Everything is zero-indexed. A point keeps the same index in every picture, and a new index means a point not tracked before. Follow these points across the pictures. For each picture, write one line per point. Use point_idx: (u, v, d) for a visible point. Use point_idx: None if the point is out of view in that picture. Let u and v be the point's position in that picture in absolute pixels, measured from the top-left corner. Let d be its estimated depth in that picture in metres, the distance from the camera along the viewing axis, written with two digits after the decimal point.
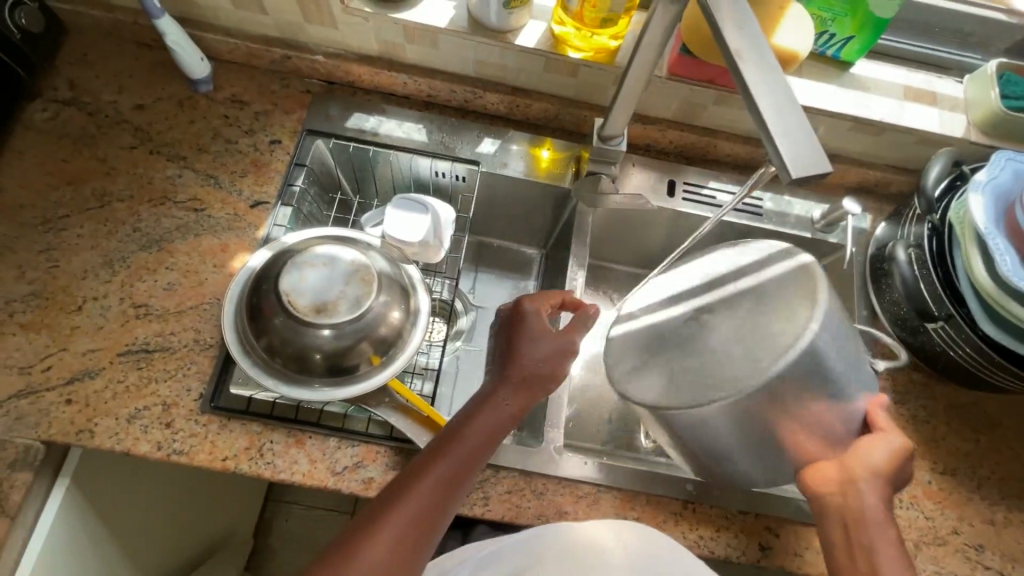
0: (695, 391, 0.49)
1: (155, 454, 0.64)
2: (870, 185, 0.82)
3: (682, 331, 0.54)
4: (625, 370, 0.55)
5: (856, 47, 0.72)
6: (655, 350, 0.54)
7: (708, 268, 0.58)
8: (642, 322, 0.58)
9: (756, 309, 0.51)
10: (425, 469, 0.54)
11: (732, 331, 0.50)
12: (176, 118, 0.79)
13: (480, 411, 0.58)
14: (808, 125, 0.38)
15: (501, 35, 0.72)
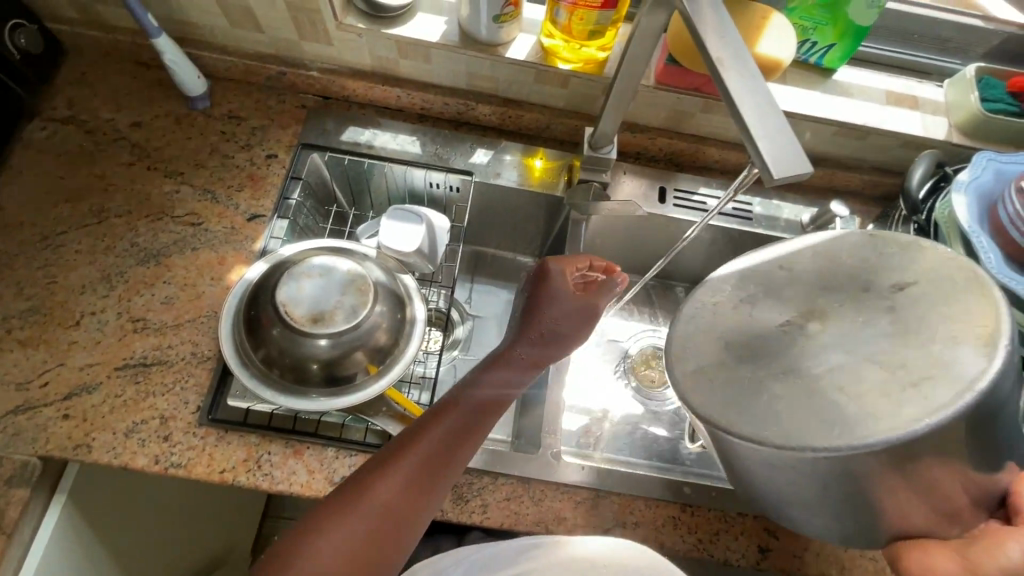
0: (792, 423, 0.42)
1: (153, 468, 0.64)
2: (857, 189, 0.83)
3: (784, 343, 0.47)
4: (703, 374, 0.48)
5: (838, 54, 0.74)
6: (744, 362, 0.47)
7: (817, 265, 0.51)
8: (732, 314, 0.51)
9: (895, 332, 0.43)
10: (425, 430, 0.56)
11: (851, 357, 0.44)
12: (174, 134, 0.80)
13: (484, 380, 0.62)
14: (790, 128, 0.39)
15: (492, 48, 0.73)
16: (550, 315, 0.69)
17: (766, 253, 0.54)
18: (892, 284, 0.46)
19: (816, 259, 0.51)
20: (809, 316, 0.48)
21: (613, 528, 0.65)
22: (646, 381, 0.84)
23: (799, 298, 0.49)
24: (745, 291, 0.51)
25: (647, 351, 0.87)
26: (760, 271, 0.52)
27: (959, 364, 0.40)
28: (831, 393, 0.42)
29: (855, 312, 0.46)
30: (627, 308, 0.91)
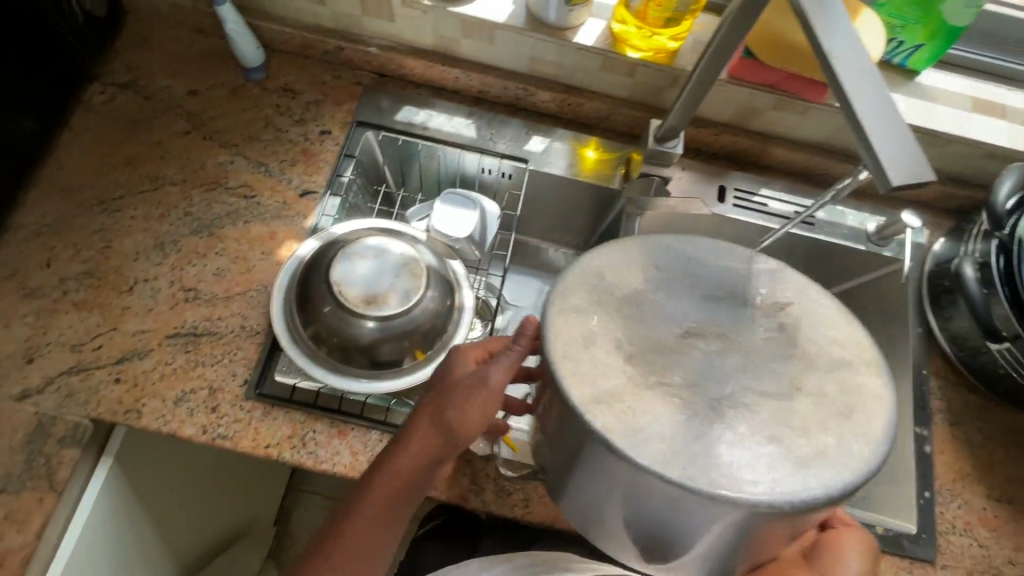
0: (727, 467, 0.35)
1: (200, 438, 0.64)
2: (928, 199, 0.80)
3: (678, 354, 0.39)
4: (608, 399, 0.36)
5: (925, 55, 0.70)
6: (652, 394, 0.37)
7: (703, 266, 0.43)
8: (614, 315, 0.40)
9: (793, 364, 0.39)
10: (354, 512, 0.54)
11: (777, 392, 0.38)
12: (229, 105, 0.79)
13: (402, 451, 0.54)
14: (908, 130, 0.36)
15: (559, 32, 0.71)
16: (459, 398, 0.52)
17: (625, 246, 0.43)
18: (774, 305, 0.42)
19: (681, 262, 0.43)
20: (710, 330, 0.40)
21: None
22: None
23: (680, 304, 0.41)
24: (610, 285, 0.41)
25: None
26: (626, 266, 0.42)
27: (865, 414, 0.38)
28: (767, 438, 0.36)
29: (747, 332, 0.40)
30: None
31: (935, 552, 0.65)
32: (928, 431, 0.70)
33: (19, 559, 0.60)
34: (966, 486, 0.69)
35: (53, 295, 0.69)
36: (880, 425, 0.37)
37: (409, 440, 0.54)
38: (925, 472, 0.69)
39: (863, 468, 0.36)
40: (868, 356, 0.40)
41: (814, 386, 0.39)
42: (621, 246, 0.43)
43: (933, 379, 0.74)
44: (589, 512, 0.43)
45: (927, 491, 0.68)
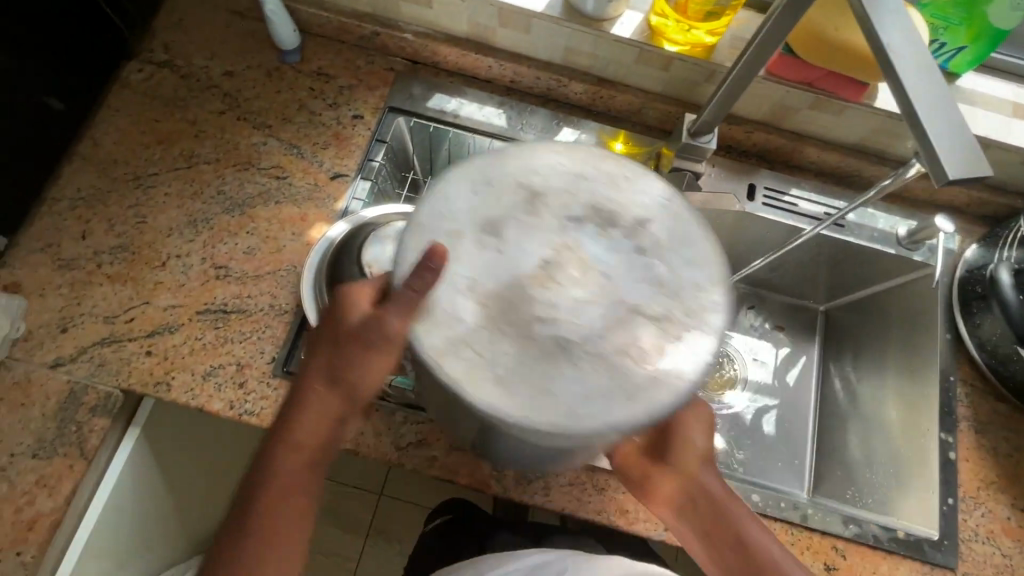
0: (567, 394, 0.37)
1: (227, 413, 0.65)
2: (961, 204, 0.79)
3: (532, 287, 0.40)
4: (463, 345, 0.38)
5: (968, 58, 0.69)
6: (502, 311, 0.39)
7: (565, 182, 0.44)
8: (469, 252, 0.41)
9: (642, 286, 0.41)
10: (267, 490, 0.51)
11: (623, 314, 0.40)
12: (264, 87, 0.80)
13: (303, 411, 0.51)
14: (964, 126, 0.38)
15: (597, 23, 0.71)
16: (354, 348, 0.48)
17: (500, 159, 0.45)
18: (637, 220, 0.43)
19: (553, 172, 0.45)
20: (567, 257, 0.41)
21: None
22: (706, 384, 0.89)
23: (548, 223, 0.42)
24: (484, 190, 0.43)
25: None
26: (501, 169, 0.44)
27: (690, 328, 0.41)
28: (612, 363, 0.39)
29: (605, 255, 0.42)
30: None
31: (956, 559, 0.65)
32: (953, 438, 0.70)
33: (49, 523, 0.61)
34: (990, 494, 0.68)
35: (87, 267, 0.70)
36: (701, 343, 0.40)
37: (310, 398, 0.51)
38: (949, 478, 0.68)
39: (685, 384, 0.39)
40: (711, 280, 0.43)
41: (661, 306, 0.41)
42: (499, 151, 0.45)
43: (961, 386, 0.73)
44: (457, 423, 0.48)
45: (951, 499, 0.67)
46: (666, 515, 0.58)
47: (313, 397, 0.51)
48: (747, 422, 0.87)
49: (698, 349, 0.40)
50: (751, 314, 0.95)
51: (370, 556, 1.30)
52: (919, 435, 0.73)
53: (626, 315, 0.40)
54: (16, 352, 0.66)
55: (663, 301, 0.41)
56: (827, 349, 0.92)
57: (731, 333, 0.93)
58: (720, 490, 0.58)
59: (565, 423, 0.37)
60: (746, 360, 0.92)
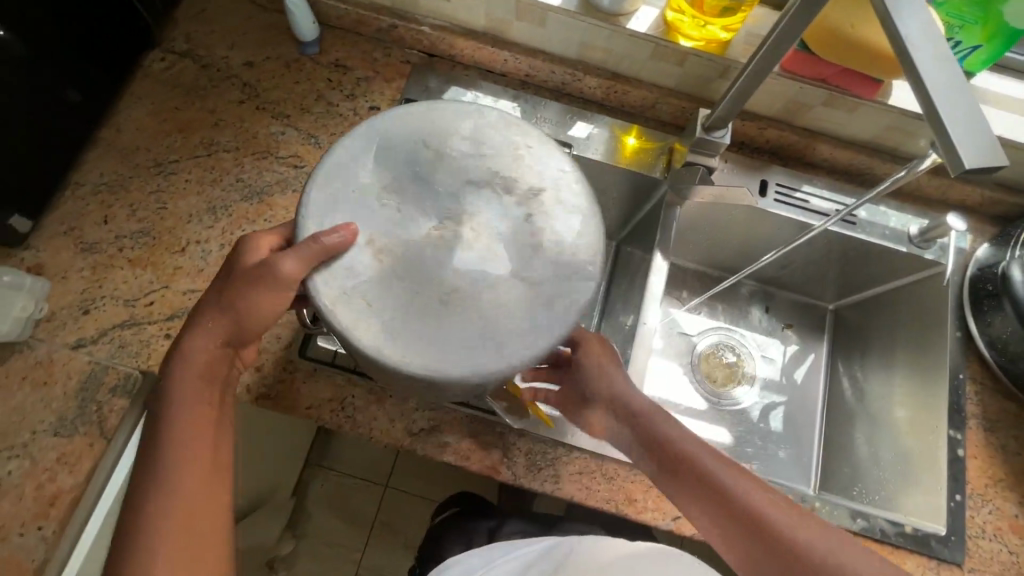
0: (439, 340, 0.47)
1: (243, 396, 0.66)
2: (974, 203, 0.79)
3: (426, 248, 0.49)
4: (354, 295, 0.48)
5: (983, 56, 0.69)
6: (404, 257, 0.49)
7: (464, 151, 0.53)
8: (370, 213, 0.50)
9: (518, 250, 0.50)
10: (162, 417, 0.52)
11: (502, 266, 0.50)
12: (283, 78, 0.81)
13: (195, 344, 0.54)
14: (984, 119, 0.38)
15: (613, 18, 0.72)
16: (243, 285, 0.53)
17: (407, 121, 0.54)
18: (528, 188, 0.52)
19: (456, 136, 0.54)
20: (455, 220, 0.50)
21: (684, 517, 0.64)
22: (714, 379, 0.90)
23: (447, 184, 0.52)
24: (394, 148, 0.52)
25: (715, 348, 0.92)
26: (410, 130, 0.53)
27: (558, 283, 0.50)
28: (482, 315, 0.48)
29: (493, 216, 0.51)
30: (705, 304, 0.95)
31: (963, 554, 0.65)
32: (961, 435, 0.70)
33: (69, 499, 0.62)
34: (998, 492, 0.68)
35: (109, 251, 0.71)
36: (564, 306, 0.50)
37: (201, 331, 0.54)
38: (957, 475, 0.68)
39: (544, 337, 0.48)
40: (588, 250, 0.52)
41: (539, 267, 0.50)
42: (411, 112, 0.54)
43: (970, 384, 0.73)
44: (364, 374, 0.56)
45: (959, 495, 0.67)
46: (626, 450, 0.62)
47: (206, 331, 0.54)
48: (755, 418, 0.88)
49: (563, 304, 0.50)
50: (767, 315, 0.96)
51: (375, 547, 1.31)
52: (928, 431, 0.73)
53: (500, 279, 0.49)
54: (39, 333, 0.67)
55: (539, 259, 0.50)
56: (836, 347, 0.93)
57: (740, 329, 0.94)
58: (687, 432, 0.60)
59: (441, 363, 0.47)
60: (754, 357, 0.92)
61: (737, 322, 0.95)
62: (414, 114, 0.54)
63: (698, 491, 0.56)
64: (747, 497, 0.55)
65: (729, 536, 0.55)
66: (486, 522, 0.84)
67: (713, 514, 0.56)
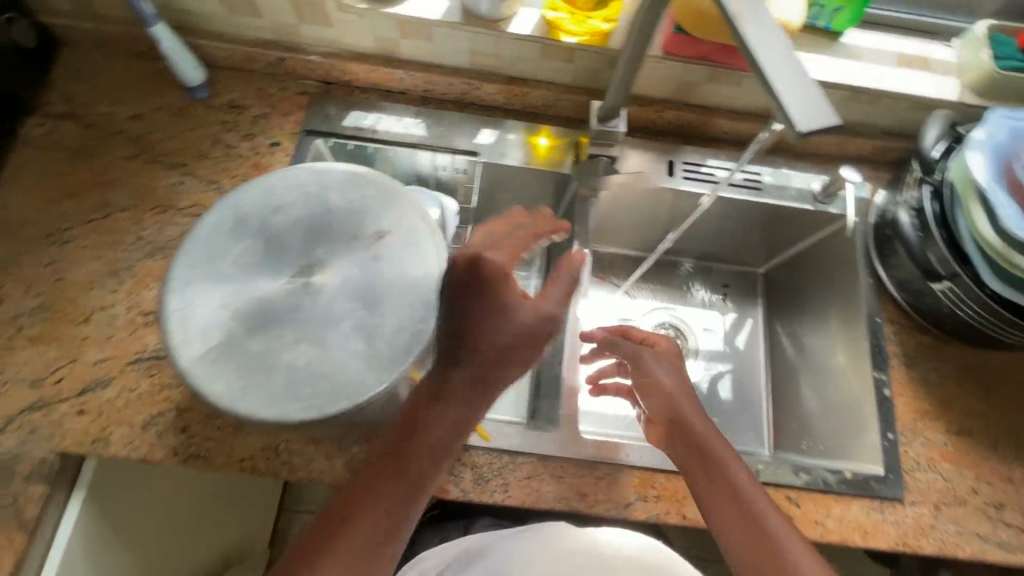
0: (295, 386, 0.48)
1: (172, 459, 0.63)
2: (867, 154, 0.82)
3: (283, 302, 0.51)
4: (207, 358, 0.49)
5: (847, 15, 0.72)
6: (253, 316, 0.50)
7: (319, 205, 0.56)
8: (226, 277, 0.52)
9: (368, 290, 0.52)
10: (410, 447, 0.52)
11: (349, 308, 0.51)
12: (175, 126, 0.79)
13: (459, 384, 0.52)
14: (812, 82, 0.40)
15: (494, 24, 0.72)
16: (527, 335, 0.53)
17: (264, 186, 0.56)
18: (374, 232, 0.55)
19: (304, 198, 0.56)
20: (313, 270, 0.53)
21: (635, 502, 0.65)
22: None
23: (298, 242, 0.54)
24: (245, 219, 0.55)
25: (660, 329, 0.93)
26: (265, 196, 0.56)
27: (407, 316, 0.51)
28: (336, 355, 0.49)
29: (345, 264, 0.53)
30: (644, 287, 0.97)
31: (903, 490, 0.68)
32: (886, 375, 0.73)
33: None
34: (926, 424, 0.71)
35: (6, 333, 0.67)
36: (412, 332, 0.50)
37: (475, 379, 0.51)
38: (887, 415, 0.71)
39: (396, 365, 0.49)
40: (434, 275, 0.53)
41: (390, 302, 0.51)
42: (264, 181, 0.57)
43: (888, 326, 0.76)
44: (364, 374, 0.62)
45: (891, 434, 0.70)
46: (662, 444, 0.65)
47: (482, 383, 0.52)
48: (705, 390, 0.90)
49: (414, 333, 0.50)
50: (725, 292, 0.98)
51: None
52: (857, 377, 0.76)
53: (353, 321, 0.51)
54: None
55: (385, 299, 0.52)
56: (772, 309, 0.96)
57: (681, 306, 0.96)
58: (746, 478, 0.59)
59: (296, 406, 0.47)
60: (697, 332, 0.94)
61: (677, 299, 0.97)
62: (270, 182, 0.57)
63: (713, 486, 0.59)
64: (751, 498, 0.57)
65: (735, 536, 0.56)
66: (456, 524, 0.83)
67: (720, 510, 0.58)
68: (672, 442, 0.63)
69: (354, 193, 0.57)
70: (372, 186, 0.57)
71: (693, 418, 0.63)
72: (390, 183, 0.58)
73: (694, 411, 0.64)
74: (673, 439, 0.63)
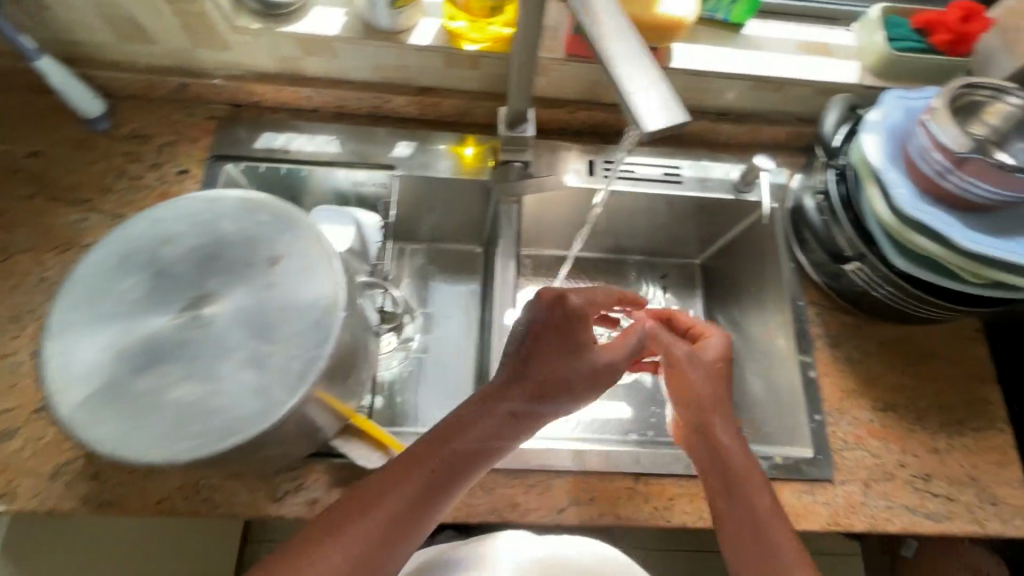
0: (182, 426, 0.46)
1: (84, 508, 0.61)
2: (782, 141, 0.84)
3: (169, 339, 0.49)
4: (90, 403, 0.47)
5: (744, 6, 0.75)
6: (137, 355, 0.48)
7: (210, 233, 0.53)
8: (110, 317, 0.50)
9: (261, 320, 0.50)
10: (445, 452, 0.55)
11: (240, 340, 0.50)
12: (78, 161, 0.76)
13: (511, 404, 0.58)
14: (659, 80, 0.40)
15: (395, 36, 0.72)
16: (592, 371, 0.61)
17: (151, 217, 0.54)
18: (268, 258, 0.53)
19: (193, 227, 0.54)
20: (200, 302, 0.51)
21: (568, 506, 0.65)
22: None
23: (186, 273, 0.52)
24: (133, 253, 0.52)
25: None
26: (152, 228, 0.53)
27: (300, 343, 0.49)
28: (224, 390, 0.48)
29: (237, 295, 0.51)
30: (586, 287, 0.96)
31: (832, 471, 0.68)
32: (811, 357, 0.74)
33: None
34: (853, 402, 0.72)
35: None
36: (305, 361, 0.49)
37: (531, 402, 0.58)
38: (813, 397, 0.72)
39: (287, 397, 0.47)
40: (330, 300, 0.51)
41: (284, 330, 0.50)
42: (151, 212, 0.54)
43: (811, 308, 0.77)
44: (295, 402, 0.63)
45: (818, 415, 0.71)
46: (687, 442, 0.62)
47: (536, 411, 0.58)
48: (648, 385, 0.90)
49: (308, 361, 0.49)
50: (663, 283, 0.97)
51: None
52: (784, 361, 0.77)
53: (244, 354, 0.49)
54: None
55: (278, 328, 0.50)
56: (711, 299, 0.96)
57: None
58: (767, 499, 0.56)
59: (183, 447, 0.46)
60: None
61: None
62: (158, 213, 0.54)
63: (732, 503, 0.56)
64: (770, 525, 0.55)
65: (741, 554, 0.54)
66: None
67: (733, 525, 0.56)
68: (701, 448, 0.60)
69: (248, 219, 0.54)
70: (267, 209, 0.55)
71: (726, 433, 0.59)
72: (285, 205, 0.55)
73: (728, 426, 0.60)
74: (705, 443, 0.60)
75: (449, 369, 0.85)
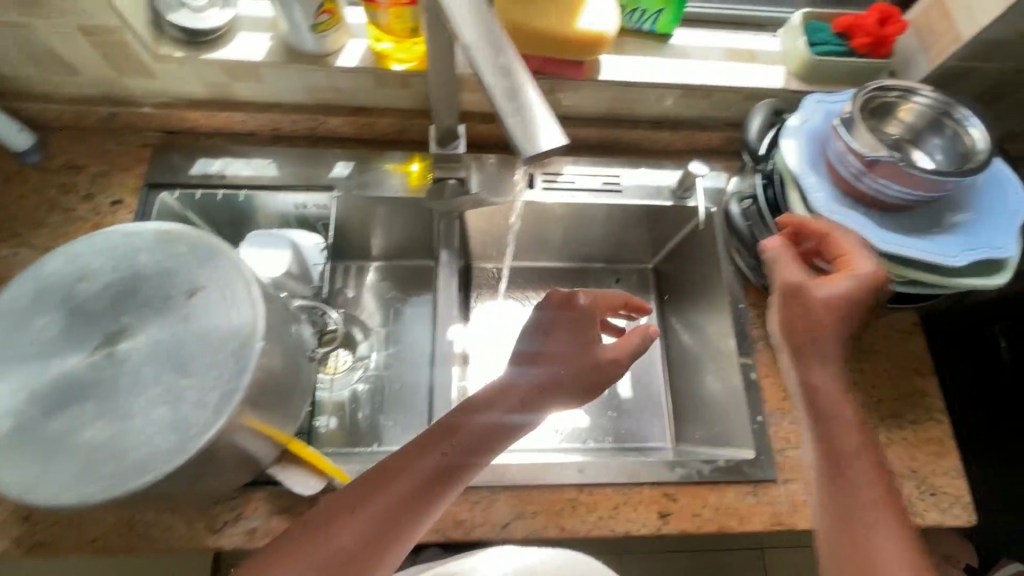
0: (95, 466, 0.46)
1: (15, 553, 0.60)
2: (718, 146, 0.85)
3: (82, 378, 0.49)
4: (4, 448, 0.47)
5: (670, 16, 0.76)
6: (50, 397, 0.48)
7: (126, 267, 0.53)
8: (21, 359, 0.49)
9: (178, 353, 0.50)
10: (442, 444, 0.55)
11: (156, 376, 0.49)
12: (7, 195, 0.75)
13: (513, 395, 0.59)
14: (540, 105, 0.42)
15: (322, 59, 0.72)
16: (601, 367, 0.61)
17: (65, 253, 0.53)
18: (185, 289, 0.52)
19: (109, 261, 0.53)
20: (115, 338, 0.50)
21: (512, 521, 0.65)
22: None
23: (101, 310, 0.51)
24: (47, 291, 0.52)
25: None
26: (65, 265, 0.53)
27: (216, 375, 0.49)
28: (139, 428, 0.47)
29: (153, 329, 0.51)
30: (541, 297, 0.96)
31: (775, 471, 0.69)
32: (751, 359, 0.75)
33: None
34: (794, 401, 0.73)
35: None
36: (220, 393, 0.48)
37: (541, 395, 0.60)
38: (755, 398, 0.73)
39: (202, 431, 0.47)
40: (248, 329, 0.51)
41: (200, 363, 0.50)
42: (66, 248, 0.53)
43: (751, 310, 0.78)
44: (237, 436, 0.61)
45: (759, 416, 0.72)
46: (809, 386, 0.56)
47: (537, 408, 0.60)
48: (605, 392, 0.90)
49: (223, 393, 0.48)
50: (618, 286, 0.98)
51: None
52: (727, 364, 0.78)
53: (159, 389, 0.49)
54: None
55: (194, 360, 0.50)
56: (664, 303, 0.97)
57: None
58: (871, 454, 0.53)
59: (96, 487, 0.45)
60: None
61: None
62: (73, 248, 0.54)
63: (857, 459, 0.53)
64: (876, 489, 0.52)
65: (841, 514, 0.51)
66: None
67: (840, 482, 0.53)
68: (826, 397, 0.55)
69: (165, 251, 0.54)
70: (186, 240, 0.54)
71: (840, 391, 0.55)
72: (203, 235, 0.55)
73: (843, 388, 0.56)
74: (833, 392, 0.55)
75: (406, 386, 0.84)
